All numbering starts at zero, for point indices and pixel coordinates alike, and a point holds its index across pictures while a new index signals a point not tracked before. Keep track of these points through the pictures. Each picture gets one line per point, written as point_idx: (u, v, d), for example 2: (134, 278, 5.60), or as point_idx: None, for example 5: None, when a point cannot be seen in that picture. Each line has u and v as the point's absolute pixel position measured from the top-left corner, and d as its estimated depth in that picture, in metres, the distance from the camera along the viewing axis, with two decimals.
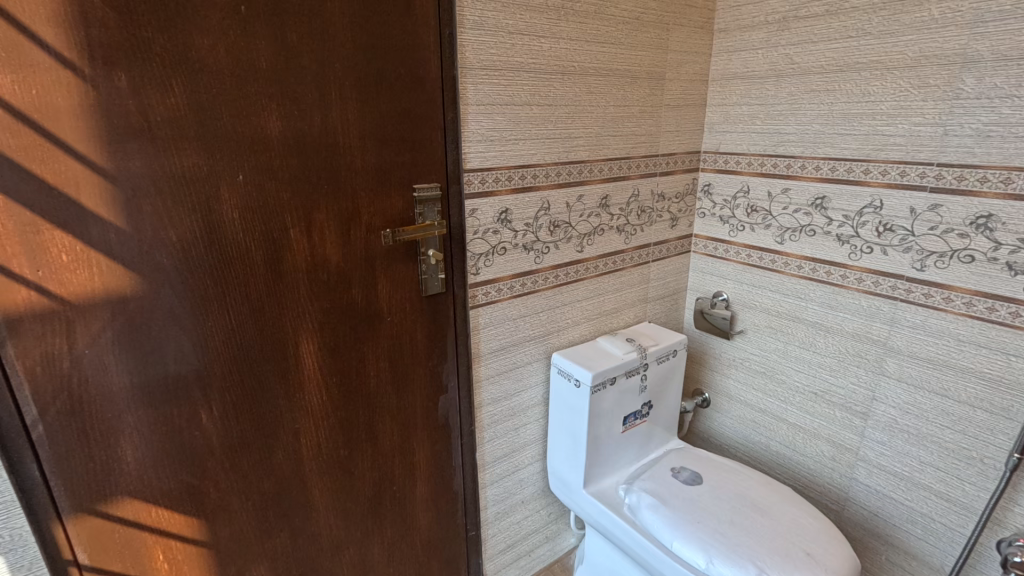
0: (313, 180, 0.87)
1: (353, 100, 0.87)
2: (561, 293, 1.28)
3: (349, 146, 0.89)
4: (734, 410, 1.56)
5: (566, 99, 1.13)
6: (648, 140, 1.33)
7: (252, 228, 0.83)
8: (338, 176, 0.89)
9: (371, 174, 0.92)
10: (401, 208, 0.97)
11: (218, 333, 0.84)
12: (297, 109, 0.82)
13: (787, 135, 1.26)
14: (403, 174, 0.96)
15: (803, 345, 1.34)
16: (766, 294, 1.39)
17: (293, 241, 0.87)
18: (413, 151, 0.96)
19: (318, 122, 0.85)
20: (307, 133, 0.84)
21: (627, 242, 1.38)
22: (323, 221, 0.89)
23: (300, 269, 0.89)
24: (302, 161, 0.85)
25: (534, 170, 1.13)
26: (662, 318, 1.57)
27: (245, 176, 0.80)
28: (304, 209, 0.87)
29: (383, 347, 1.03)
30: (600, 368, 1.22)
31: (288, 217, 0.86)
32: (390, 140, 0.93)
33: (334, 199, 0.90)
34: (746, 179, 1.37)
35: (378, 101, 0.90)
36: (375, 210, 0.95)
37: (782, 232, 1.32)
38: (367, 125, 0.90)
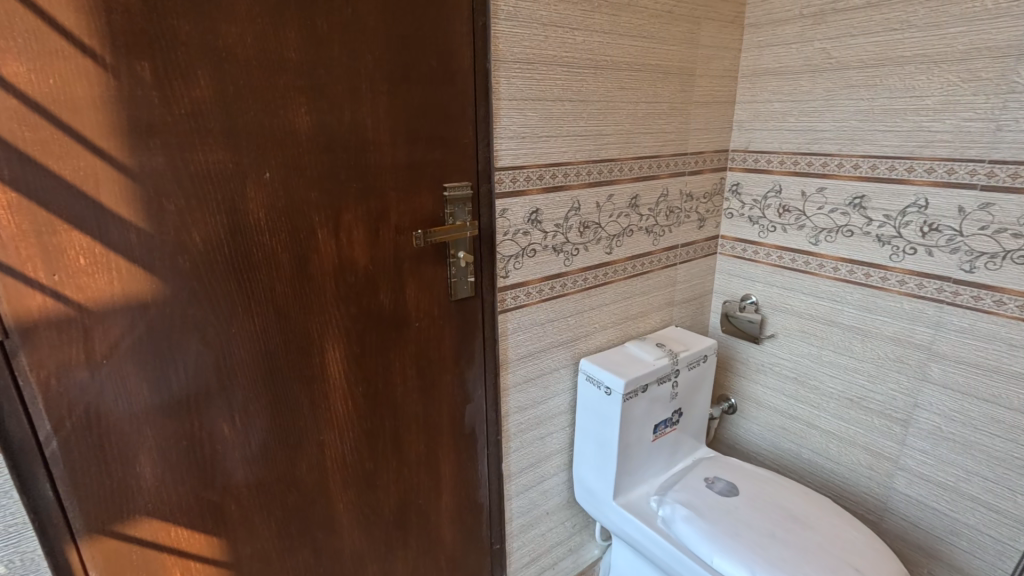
0: (342, 176, 0.82)
1: (383, 94, 0.83)
2: (589, 296, 1.23)
3: (380, 141, 0.84)
4: (763, 417, 1.51)
5: (598, 95, 1.09)
6: (677, 138, 1.28)
7: (277, 228, 0.78)
8: (367, 174, 0.84)
9: (400, 172, 0.88)
10: (431, 207, 0.93)
11: (243, 340, 0.79)
12: (326, 102, 0.78)
13: (823, 132, 1.22)
14: (433, 171, 0.91)
15: (839, 350, 1.29)
16: (798, 297, 1.35)
17: (321, 242, 0.82)
18: (444, 148, 0.91)
19: (348, 117, 0.80)
20: (335, 127, 0.79)
21: (655, 244, 1.34)
22: (351, 221, 0.85)
23: (327, 272, 0.84)
24: (330, 156, 0.80)
25: (565, 168, 1.08)
26: (687, 322, 1.52)
27: (271, 172, 0.76)
28: (332, 208, 0.82)
29: (410, 354, 0.98)
30: (632, 375, 1.17)
31: (316, 216, 0.81)
32: (421, 137, 0.88)
33: (363, 198, 0.85)
34: (778, 177, 1.33)
35: (410, 95, 0.85)
36: (404, 209, 0.90)
37: (817, 233, 1.28)
38: (398, 120, 0.85)
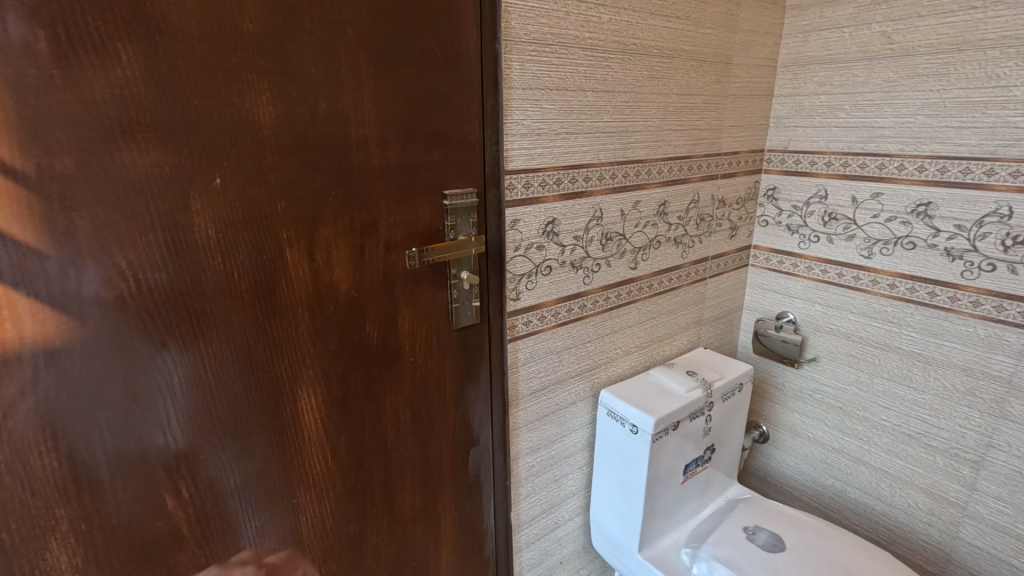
0: (318, 183, 0.66)
1: (369, 80, 0.66)
2: (611, 318, 1.07)
3: (365, 139, 0.68)
4: (800, 448, 1.35)
5: (625, 85, 0.92)
6: (710, 137, 1.12)
7: (234, 249, 0.62)
8: (349, 180, 0.68)
9: (391, 177, 0.71)
10: (428, 219, 0.76)
11: (199, 387, 0.63)
12: (295, 88, 0.61)
13: (880, 129, 1.06)
14: (431, 176, 0.75)
15: (894, 379, 1.14)
16: (846, 316, 1.19)
17: (290, 265, 0.66)
18: (445, 147, 0.75)
19: (324, 107, 0.64)
20: (308, 120, 0.63)
21: (684, 256, 1.18)
22: (328, 238, 0.68)
23: (299, 301, 0.68)
24: (301, 158, 0.64)
25: (587, 170, 0.92)
26: (715, 342, 1.36)
27: (224, 177, 0.59)
28: (306, 223, 0.66)
29: (404, 395, 0.82)
30: (663, 411, 1.01)
31: (283, 232, 0.65)
32: (417, 133, 0.72)
33: (344, 210, 0.68)
34: (824, 181, 1.17)
35: (402, 82, 0.69)
36: (395, 223, 0.73)
37: (870, 244, 1.12)
38: (388, 113, 0.69)
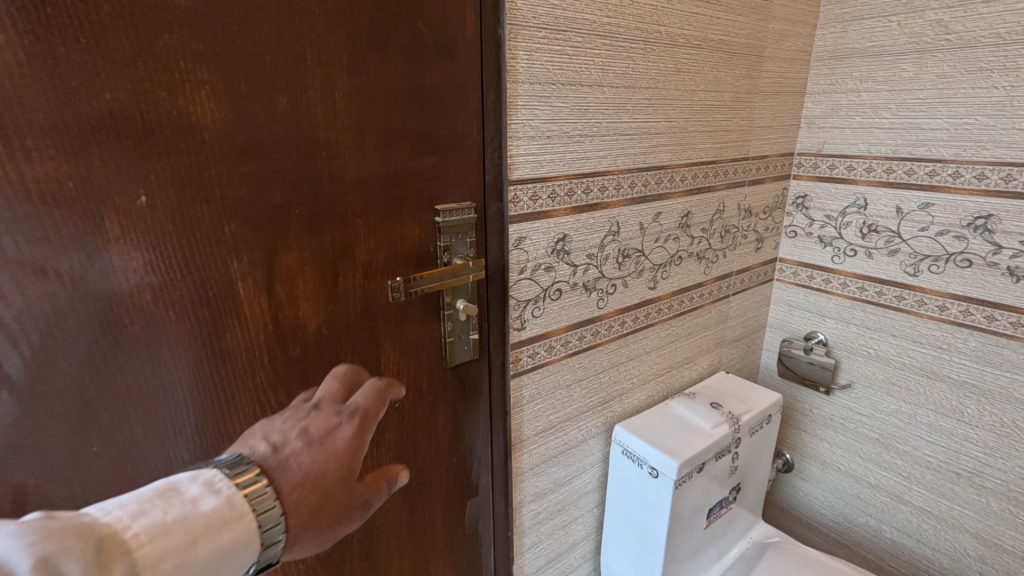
0: (276, 199, 0.53)
1: (342, 70, 0.53)
2: (627, 345, 0.95)
3: (337, 145, 0.55)
4: (829, 481, 1.23)
5: (647, 80, 0.80)
6: (738, 139, 1.00)
7: (170, 283, 0.49)
8: (317, 195, 0.55)
9: (371, 191, 0.58)
10: (416, 240, 0.64)
11: (128, 455, 0.50)
12: (244, 79, 0.48)
13: (932, 131, 0.93)
14: (421, 189, 0.62)
15: (942, 411, 1.02)
16: (887, 340, 1.07)
17: (243, 300, 0.53)
18: (437, 153, 0.62)
19: (284, 106, 0.51)
20: (263, 121, 0.50)
21: (707, 273, 1.05)
22: (291, 267, 0.55)
23: (254, 343, 0.55)
24: (254, 168, 0.51)
25: (602, 179, 0.80)
26: (737, 364, 1.24)
27: (155, 194, 0.46)
28: (264, 248, 0.53)
29: (389, 446, 0.69)
30: (687, 453, 0.89)
31: (232, 260, 0.52)
32: (402, 137, 0.59)
33: (311, 232, 0.56)
34: (863, 189, 1.05)
35: (383, 73, 0.56)
36: (377, 245, 0.61)
37: (916, 260, 1.00)
38: (366, 113, 0.56)
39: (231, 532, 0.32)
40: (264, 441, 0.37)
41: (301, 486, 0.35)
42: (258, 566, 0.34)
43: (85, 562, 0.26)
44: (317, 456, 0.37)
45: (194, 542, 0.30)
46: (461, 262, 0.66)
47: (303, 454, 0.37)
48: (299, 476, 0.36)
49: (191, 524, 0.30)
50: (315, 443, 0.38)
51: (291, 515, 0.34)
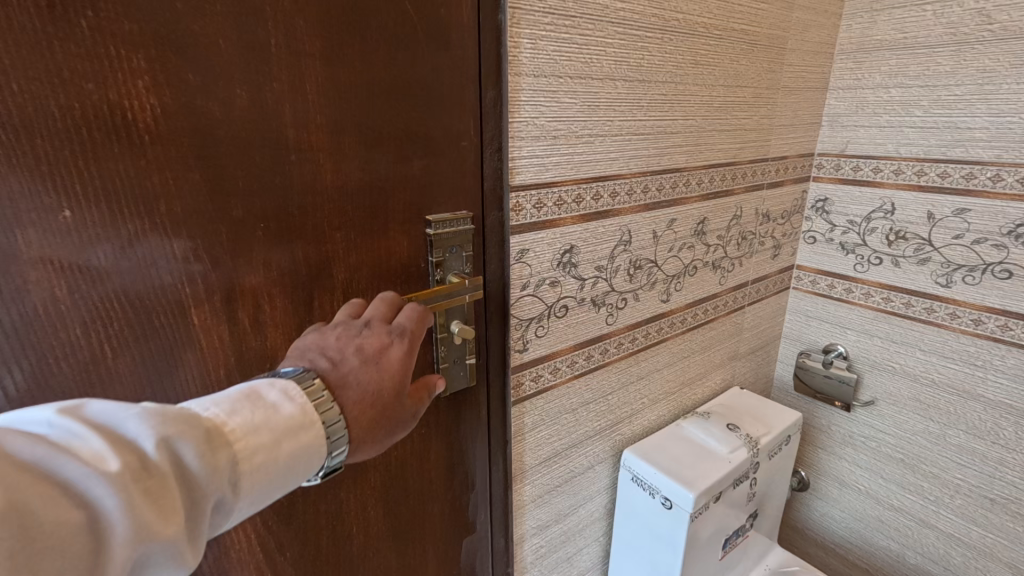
0: (236, 211, 0.45)
1: (314, 58, 0.45)
2: (638, 363, 0.87)
3: (310, 148, 0.47)
4: (848, 502, 1.16)
5: (663, 73, 0.72)
6: (757, 139, 0.92)
7: (112, 312, 0.41)
8: (287, 207, 0.47)
9: (351, 200, 0.50)
10: (404, 256, 0.56)
11: None
12: (190, 68, 0.40)
13: (970, 130, 0.86)
14: (409, 197, 0.54)
15: (974, 432, 0.94)
16: (914, 355, 1.00)
17: (200, 332, 0.45)
18: (428, 156, 0.54)
19: (244, 100, 0.43)
20: (217, 120, 0.42)
21: (722, 283, 0.98)
22: (256, 290, 0.47)
23: (213, 382, 0.47)
24: (208, 176, 0.42)
25: (614, 183, 0.72)
26: (750, 378, 1.16)
27: (89, 206, 0.38)
28: (224, 270, 0.45)
29: (373, 487, 0.61)
30: (704, 482, 0.81)
31: (184, 286, 0.44)
32: (388, 138, 0.51)
33: (280, 251, 0.48)
34: (891, 192, 0.97)
35: (364, 63, 0.48)
36: (358, 264, 0.53)
37: (949, 270, 0.92)
38: (345, 109, 0.48)
39: (307, 436, 0.36)
40: (324, 358, 0.41)
41: (361, 402, 0.40)
42: (326, 469, 0.39)
43: (197, 444, 0.31)
44: (373, 374, 0.41)
45: (277, 442, 0.35)
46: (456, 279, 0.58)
47: (360, 372, 0.41)
48: (359, 391, 0.40)
49: (274, 424, 0.35)
50: (370, 364, 0.42)
51: (352, 425, 0.39)
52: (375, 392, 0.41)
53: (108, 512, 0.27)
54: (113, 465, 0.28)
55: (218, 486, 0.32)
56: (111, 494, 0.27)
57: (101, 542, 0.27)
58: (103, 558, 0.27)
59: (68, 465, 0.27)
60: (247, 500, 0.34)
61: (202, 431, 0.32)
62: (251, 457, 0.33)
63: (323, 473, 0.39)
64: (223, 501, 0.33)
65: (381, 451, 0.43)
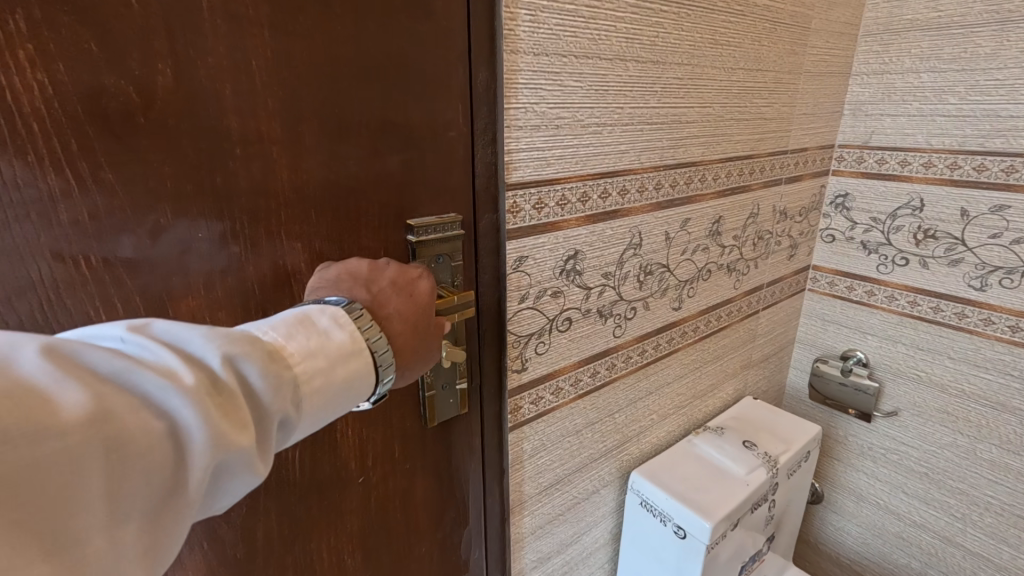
0: (164, 219, 0.36)
1: (260, 25, 0.36)
2: (647, 376, 0.79)
3: (260, 139, 0.38)
4: (866, 517, 1.09)
5: (678, 53, 0.63)
6: (777, 129, 0.84)
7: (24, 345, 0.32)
8: (233, 213, 0.38)
9: (314, 202, 0.42)
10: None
11: None
12: (90, 33, 0.31)
13: (1012, 119, 0.78)
14: (387, 198, 0.45)
15: (1008, 446, 0.87)
16: (942, 364, 0.92)
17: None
18: (409, 149, 0.45)
19: (169, 77, 0.33)
20: (135, 103, 0.33)
21: (737, 286, 0.90)
22: (195, 316, 0.39)
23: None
24: (123, 176, 0.33)
25: (623, 178, 0.63)
26: (763, 386, 1.09)
27: None
28: (154, 294, 0.36)
29: (350, 533, 0.53)
30: (720, 509, 0.74)
31: (100, 316, 0.35)
32: (359, 126, 0.42)
33: (226, 268, 0.39)
34: (920, 187, 0.89)
35: (327, 33, 0.39)
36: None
37: (984, 273, 0.85)
38: (303, 90, 0.39)
39: (358, 363, 0.35)
40: (360, 291, 0.40)
41: (402, 332, 0.39)
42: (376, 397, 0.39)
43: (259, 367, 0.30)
44: (409, 306, 0.40)
45: (331, 368, 0.34)
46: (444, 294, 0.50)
47: (395, 304, 0.40)
48: (400, 324, 0.39)
49: (327, 353, 0.34)
50: (402, 295, 0.40)
51: (398, 354, 0.39)
52: (410, 323, 0.40)
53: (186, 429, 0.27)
54: (189, 378, 0.27)
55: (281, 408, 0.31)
56: (189, 404, 0.27)
57: (181, 452, 0.27)
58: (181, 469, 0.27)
59: (147, 375, 0.26)
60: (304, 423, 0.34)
61: (262, 352, 0.31)
62: (309, 380, 0.33)
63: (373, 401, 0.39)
64: (285, 425, 0.33)
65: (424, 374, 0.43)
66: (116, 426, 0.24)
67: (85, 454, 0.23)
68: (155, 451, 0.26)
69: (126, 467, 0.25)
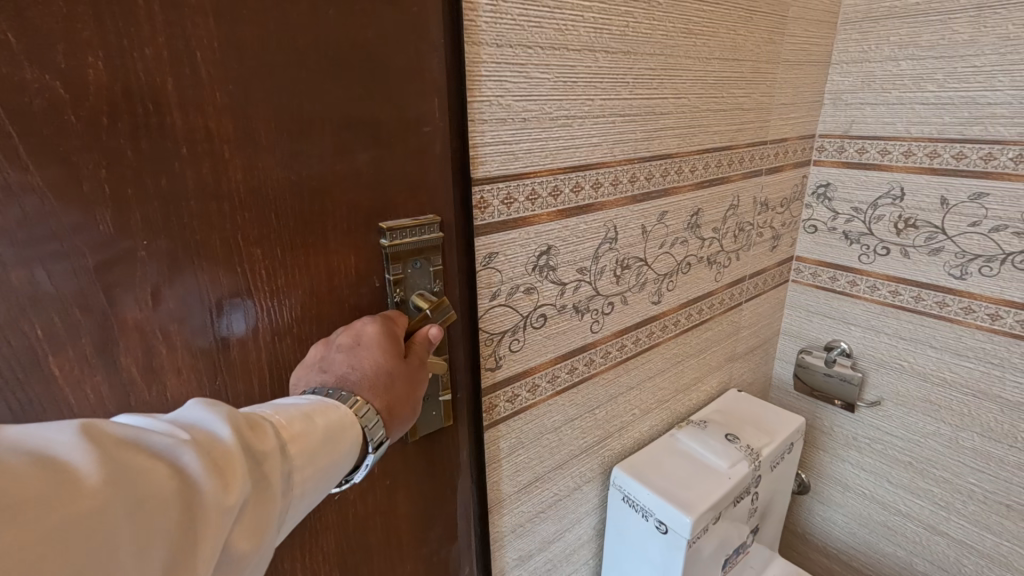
0: (105, 226, 0.34)
1: (202, 14, 0.34)
2: (627, 371, 0.78)
3: (208, 137, 0.36)
4: (852, 507, 1.09)
5: (650, 43, 0.62)
6: (756, 119, 0.83)
7: None
8: (181, 218, 0.37)
9: (275, 201, 0.40)
10: (353, 274, 0.46)
11: None
12: (5, 23, 0.28)
13: (992, 106, 0.77)
14: (354, 195, 0.44)
15: (990, 435, 0.87)
16: (924, 353, 0.92)
17: (68, 395, 0.35)
18: (376, 146, 0.44)
19: (99, 70, 0.32)
20: (63, 100, 0.31)
21: (718, 280, 0.89)
22: (145, 328, 0.37)
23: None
24: (53, 180, 0.31)
25: (596, 172, 0.62)
26: (748, 378, 1.09)
27: None
28: (100, 308, 0.35)
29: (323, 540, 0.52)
30: (702, 503, 0.74)
31: (36, 327, 0.33)
32: (321, 121, 0.41)
33: (174, 280, 0.37)
34: (900, 176, 0.89)
35: (279, 22, 0.37)
36: (287, 287, 0.43)
37: (965, 261, 0.84)
38: (256, 83, 0.37)
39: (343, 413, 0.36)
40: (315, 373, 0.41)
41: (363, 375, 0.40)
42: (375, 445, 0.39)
43: (250, 426, 0.31)
44: (354, 352, 0.41)
45: (311, 417, 0.35)
46: (422, 302, 0.49)
47: (341, 361, 0.41)
48: (356, 372, 0.40)
49: (310, 408, 0.35)
50: (348, 348, 0.42)
51: (372, 398, 0.39)
52: (373, 370, 0.40)
53: (195, 474, 0.27)
54: (186, 435, 0.28)
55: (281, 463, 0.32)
56: (193, 451, 0.27)
57: (194, 505, 0.26)
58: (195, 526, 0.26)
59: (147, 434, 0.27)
60: (304, 485, 0.33)
61: (246, 414, 0.32)
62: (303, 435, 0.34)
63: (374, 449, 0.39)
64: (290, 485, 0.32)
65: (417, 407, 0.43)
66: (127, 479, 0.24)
67: (105, 505, 0.23)
68: (165, 506, 0.25)
69: (142, 522, 0.24)
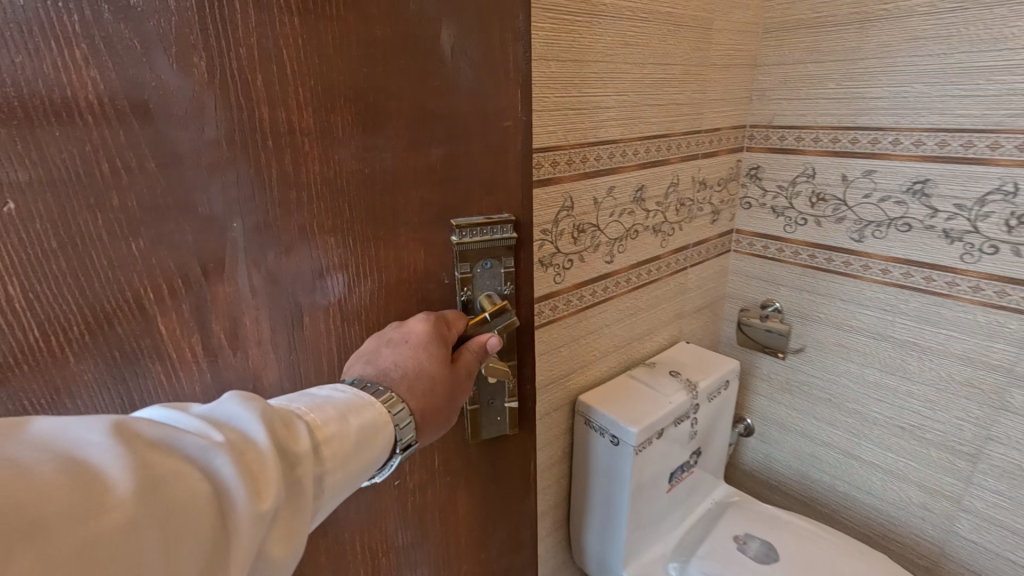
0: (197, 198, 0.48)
1: (323, 47, 0.50)
2: (587, 318, 0.96)
3: (291, 129, 0.51)
4: (788, 443, 1.28)
5: (593, 54, 0.80)
6: (690, 112, 1.01)
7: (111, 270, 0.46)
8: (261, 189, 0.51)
9: (374, 178, 0.57)
10: (424, 253, 0.63)
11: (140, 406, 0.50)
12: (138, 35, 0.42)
13: (873, 99, 0.96)
14: (434, 176, 0.60)
15: (886, 369, 1.07)
16: (836, 305, 1.11)
17: (163, 325, 0.49)
18: (449, 142, 0.60)
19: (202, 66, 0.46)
20: (172, 96, 0.45)
21: (663, 245, 1.07)
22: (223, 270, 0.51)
23: (179, 364, 0.51)
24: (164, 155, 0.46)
25: (553, 154, 0.80)
26: (698, 335, 1.27)
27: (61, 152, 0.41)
28: (190, 267, 0.49)
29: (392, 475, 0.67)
30: (646, 420, 0.92)
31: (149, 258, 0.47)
32: (410, 122, 0.57)
33: (253, 245, 0.52)
34: (812, 158, 1.08)
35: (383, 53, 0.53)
36: (356, 243, 0.58)
37: (862, 226, 1.04)
38: (370, 96, 0.54)
39: (364, 414, 0.47)
40: (369, 366, 0.55)
41: (406, 379, 0.54)
42: (402, 445, 0.51)
43: (276, 432, 0.40)
44: (405, 356, 0.56)
45: (345, 417, 0.46)
46: (488, 301, 0.67)
47: (395, 357, 0.55)
48: (402, 372, 0.54)
49: (338, 405, 0.46)
50: (401, 348, 0.57)
51: (410, 399, 0.52)
52: (414, 374, 0.54)
53: (226, 478, 0.35)
54: (220, 438, 0.36)
55: (303, 467, 0.40)
56: (225, 457, 0.35)
57: (224, 504, 0.34)
58: (227, 520, 0.34)
59: (185, 439, 0.35)
60: (329, 487, 0.43)
61: (280, 418, 0.41)
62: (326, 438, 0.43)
63: (401, 449, 0.51)
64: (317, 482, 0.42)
65: (443, 412, 0.56)
66: (167, 485, 0.32)
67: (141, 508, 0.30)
68: (196, 505, 0.33)
69: (177, 522, 0.32)
